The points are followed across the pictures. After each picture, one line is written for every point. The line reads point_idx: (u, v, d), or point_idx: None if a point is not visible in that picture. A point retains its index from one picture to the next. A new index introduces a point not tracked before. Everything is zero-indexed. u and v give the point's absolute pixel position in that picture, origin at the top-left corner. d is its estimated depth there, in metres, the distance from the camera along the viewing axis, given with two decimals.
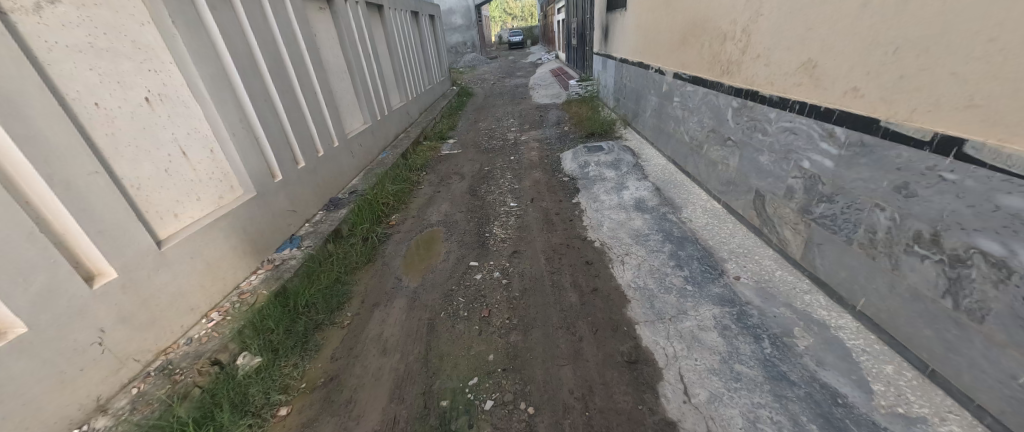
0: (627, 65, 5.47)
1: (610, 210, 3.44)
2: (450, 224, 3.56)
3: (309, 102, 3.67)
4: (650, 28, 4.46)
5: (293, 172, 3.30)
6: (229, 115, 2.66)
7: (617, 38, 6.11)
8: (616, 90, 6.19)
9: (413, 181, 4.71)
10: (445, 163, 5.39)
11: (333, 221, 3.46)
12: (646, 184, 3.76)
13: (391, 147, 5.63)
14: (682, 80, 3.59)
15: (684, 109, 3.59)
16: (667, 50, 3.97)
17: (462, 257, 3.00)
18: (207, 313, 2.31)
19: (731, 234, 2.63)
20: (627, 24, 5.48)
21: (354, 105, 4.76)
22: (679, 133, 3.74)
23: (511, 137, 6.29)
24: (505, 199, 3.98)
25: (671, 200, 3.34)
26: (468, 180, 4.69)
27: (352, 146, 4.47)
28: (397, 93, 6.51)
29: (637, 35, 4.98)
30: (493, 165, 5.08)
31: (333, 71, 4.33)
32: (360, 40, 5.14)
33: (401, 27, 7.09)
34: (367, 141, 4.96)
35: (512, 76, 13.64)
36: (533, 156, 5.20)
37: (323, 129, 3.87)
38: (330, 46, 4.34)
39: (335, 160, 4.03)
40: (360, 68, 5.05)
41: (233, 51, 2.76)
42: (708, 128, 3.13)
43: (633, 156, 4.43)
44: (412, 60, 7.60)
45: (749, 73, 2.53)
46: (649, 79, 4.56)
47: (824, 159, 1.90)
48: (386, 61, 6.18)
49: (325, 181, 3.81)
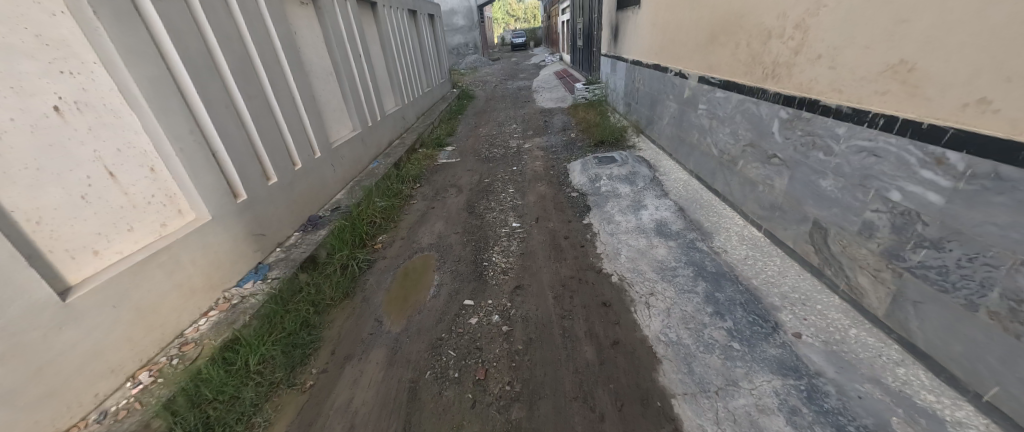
0: (640, 68, 5.02)
1: (627, 234, 2.98)
2: (444, 249, 3.12)
3: (285, 109, 3.24)
4: (669, 27, 4.01)
5: (262, 189, 2.86)
6: (178, 127, 2.22)
7: (629, 38, 5.67)
8: (626, 94, 5.75)
9: (403, 195, 4.26)
10: (441, 173, 4.94)
11: (309, 245, 3.02)
12: (667, 203, 3.30)
13: (383, 156, 5.18)
14: (710, 84, 3.14)
15: (711, 117, 3.14)
16: (691, 51, 3.52)
17: (456, 293, 2.54)
18: (135, 373, 1.87)
19: (780, 273, 2.17)
20: (641, 23, 5.03)
21: (340, 111, 4.32)
22: (705, 145, 3.29)
23: (513, 144, 5.83)
24: (507, 218, 3.52)
25: (700, 224, 2.88)
26: (466, 194, 4.24)
27: (337, 156, 4.02)
28: (392, 97, 6.07)
29: (653, 35, 4.53)
30: (494, 177, 4.64)
31: (316, 74, 3.90)
32: (349, 39, 4.69)
33: (397, 27, 6.66)
34: (356, 150, 4.51)
35: (514, 78, 13.20)
36: (537, 167, 4.75)
37: (302, 139, 3.43)
38: (313, 46, 3.90)
39: (316, 173, 3.58)
40: (349, 70, 4.62)
41: (185, 50, 2.33)
42: (744, 142, 2.68)
43: (650, 169, 3.97)
44: (410, 61, 7.15)
45: (804, 78, 2.08)
46: (667, 83, 4.11)
47: (927, 192, 1.46)
48: (379, 62, 5.73)
49: (303, 197, 3.37)
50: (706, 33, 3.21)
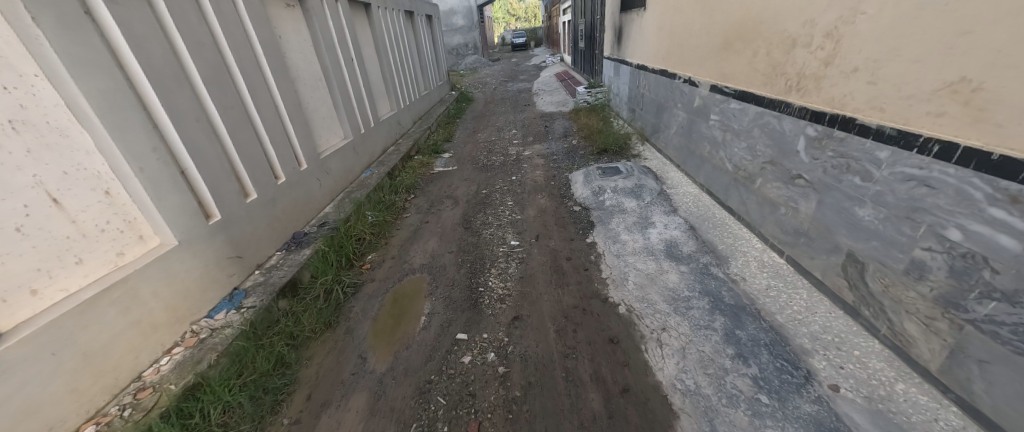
0: (646, 73, 4.80)
1: (635, 256, 2.76)
2: (437, 270, 2.90)
3: (266, 119, 3.02)
4: (677, 31, 3.78)
5: (239, 207, 2.64)
6: (137, 144, 2.01)
7: (633, 41, 5.45)
8: (630, 99, 5.54)
9: (396, 207, 4.05)
10: (437, 183, 4.73)
11: (290, 266, 2.79)
12: (677, 221, 3.08)
13: (377, 164, 4.96)
14: (723, 94, 2.92)
15: (725, 130, 2.93)
16: (702, 57, 3.29)
17: (448, 324, 2.32)
18: (81, 427, 1.67)
19: (808, 308, 1.95)
20: (646, 26, 4.79)
21: (330, 119, 4.10)
22: (718, 159, 3.07)
23: (513, 151, 5.62)
24: (505, 235, 3.30)
25: (713, 245, 2.66)
26: (462, 206, 4.02)
27: (326, 167, 3.81)
28: (387, 102, 5.85)
29: (659, 38, 4.31)
30: (492, 187, 4.41)
31: (303, 80, 3.68)
32: (340, 42, 4.47)
33: (392, 29, 6.44)
34: (346, 160, 4.30)
35: (515, 80, 12.97)
36: (537, 177, 4.53)
37: (286, 151, 3.21)
38: (299, 51, 3.69)
39: (302, 187, 3.36)
40: (339, 76, 4.39)
41: (148, 60, 2.12)
42: (763, 158, 2.46)
43: (657, 181, 3.75)
44: (406, 64, 6.93)
45: (836, 92, 1.86)
46: (675, 90, 3.89)
47: (998, 235, 1.25)
48: (373, 65, 5.51)
49: (288, 212, 3.15)
50: (719, 38, 2.98)
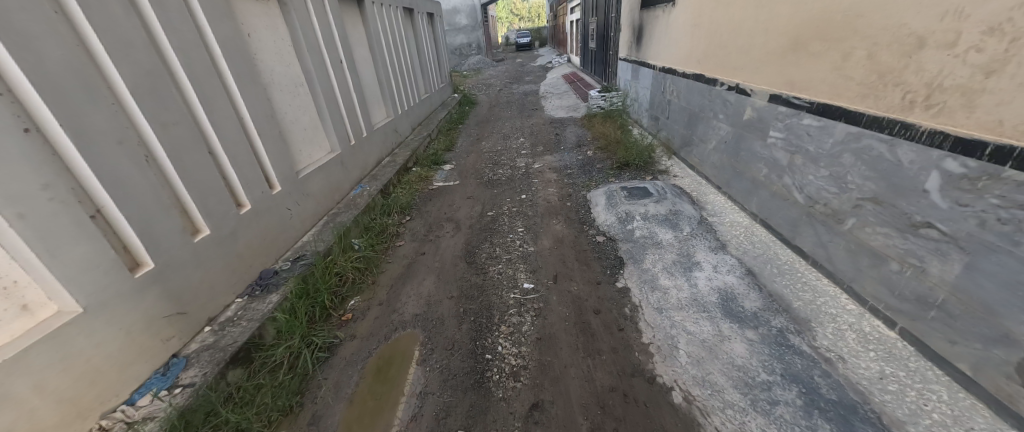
0: (674, 77, 4.23)
1: (681, 312, 2.19)
2: (433, 325, 2.33)
3: (227, 136, 2.48)
4: (720, 29, 3.21)
5: (185, 250, 2.10)
6: (18, 181, 1.47)
7: (656, 41, 4.88)
8: (653, 106, 4.97)
9: (387, 234, 3.49)
10: (437, 202, 4.17)
11: (250, 320, 2.23)
12: (729, 261, 2.50)
13: (369, 179, 4.41)
14: (790, 107, 2.35)
15: (792, 151, 2.36)
16: (756, 60, 2.73)
17: (446, 415, 1.76)
18: None
19: (957, 420, 1.39)
20: (675, 24, 4.22)
21: (311, 131, 3.56)
22: (779, 186, 2.50)
23: (521, 164, 5.05)
24: (516, 274, 2.74)
25: (785, 301, 2.08)
26: (465, 232, 3.47)
27: (305, 187, 3.26)
28: (382, 108, 5.30)
29: (693, 38, 3.73)
30: (499, 209, 3.85)
31: (277, 86, 3.13)
32: (326, 41, 3.91)
33: (389, 27, 5.88)
34: (331, 176, 3.75)
35: (521, 82, 12.39)
36: (550, 198, 3.97)
37: (253, 172, 2.66)
38: (274, 53, 3.14)
39: (274, 214, 2.82)
40: (325, 80, 3.85)
41: (39, 67, 1.57)
42: (858, 194, 1.89)
43: (694, 207, 3.18)
44: (404, 65, 6.37)
45: (1009, 114, 1.29)
46: (715, 99, 3.32)
47: None
48: (367, 67, 4.96)
49: (254, 247, 2.60)
50: (784, 37, 2.41)
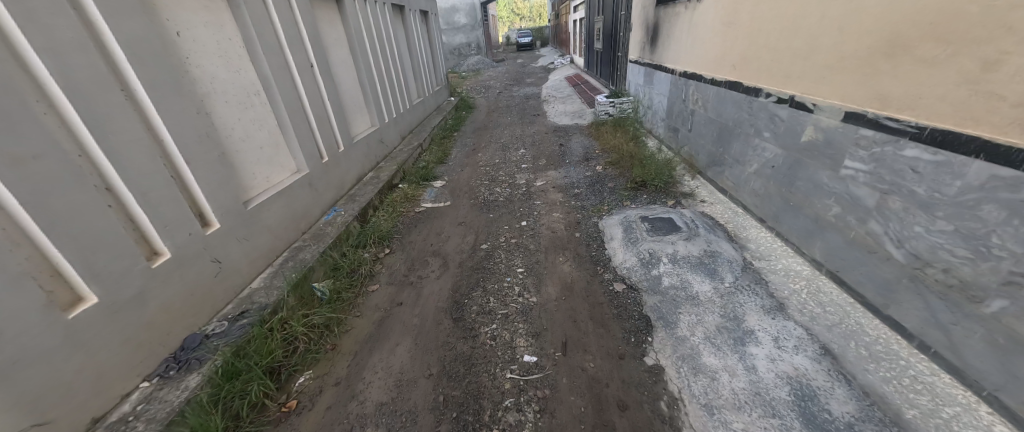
0: (700, 84, 3.64)
1: (739, 413, 1.59)
2: (401, 424, 1.73)
3: (134, 167, 1.89)
4: (767, 29, 2.63)
5: (52, 332, 1.52)
6: None
7: (676, 42, 4.30)
8: (672, 116, 4.39)
9: (358, 274, 2.89)
10: (423, 230, 3.57)
11: (151, 421, 1.64)
12: (794, 331, 1.89)
13: (346, 201, 3.82)
14: (882, 131, 1.77)
15: (883, 189, 1.78)
16: (821, 68, 2.14)
17: None
18: None
19: None
20: (701, 23, 3.63)
21: (269, 149, 2.98)
22: (858, 233, 1.91)
23: (522, 181, 4.46)
24: (514, 341, 2.15)
25: (891, 409, 1.49)
26: (453, 273, 2.87)
27: (257, 219, 2.68)
28: (365, 116, 4.71)
29: (728, 40, 3.15)
30: (495, 241, 3.25)
31: (219, 97, 2.55)
32: (293, 41, 3.33)
33: (376, 26, 5.30)
34: (296, 202, 3.17)
35: (523, 84, 11.79)
36: (556, 227, 3.38)
37: (179, 210, 2.08)
38: (216, 56, 2.57)
39: (208, 260, 2.23)
40: (292, 88, 3.27)
41: None
42: (1013, 266, 1.33)
43: (734, 246, 2.58)
44: (394, 68, 5.79)
45: None
46: (757, 113, 2.74)
47: None
48: (347, 70, 4.37)
49: (176, 307, 2.02)
50: (869, 37, 1.84)
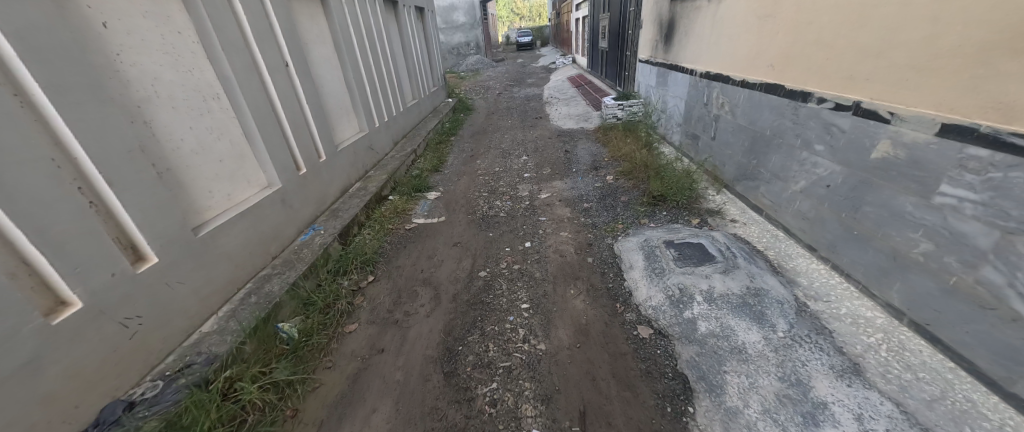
0: (727, 87, 3.23)
1: None
2: None
3: (28, 197, 1.48)
4: (820, 21, 2.20)
5: None
6: None
7: (695, 40, 3.88)
8: (692, 121, 3.98)
9: (334, 309, 2.45)
10: (412, 252, 3.13)
11: None
12: (881, 407, 1.46)
13: (327, 217, 3.40)
14: (1003, 153, 1.36)
15: (1005, 228, 1.37)
16: (902, 69, 1.72)
17: None
18: None
19: None
20: (729, 17, 3.22)
21: (230, 162, 2.55)
22: (963, 280, 1.50)
23: (525, 193, 4.03)
24: (519, 408, 1.72)
25: None
26: (445, 310, 2.43)
27: (212, 247, 2.25)
28: (352, 121, 4.28)
29: (765, 35, 2.72)
30: (495, 268, 2.82)
31: (163, 102, 2.13)
32: (265, 37, 2.90)
33: (364, 22, 4.86)
34: (266, 223, 2.74)
35: (523, 84, 11.37)
36: (564, 251, 2.95)
37: (98, 248, 1.67)
38: (160, 53, 2.15)
39: (138, 304, 1.81)
40: (262, 90, 2.84)
41: None
42: None
43: (781, 281, 2.15)
44: (385, 68, 5.36)
45: None
46: (806, 122, 2.31)
47: None
48: (331, 70, 3.94)
49: (91, 369, 1.60)
50: (984, 30, 1.42)
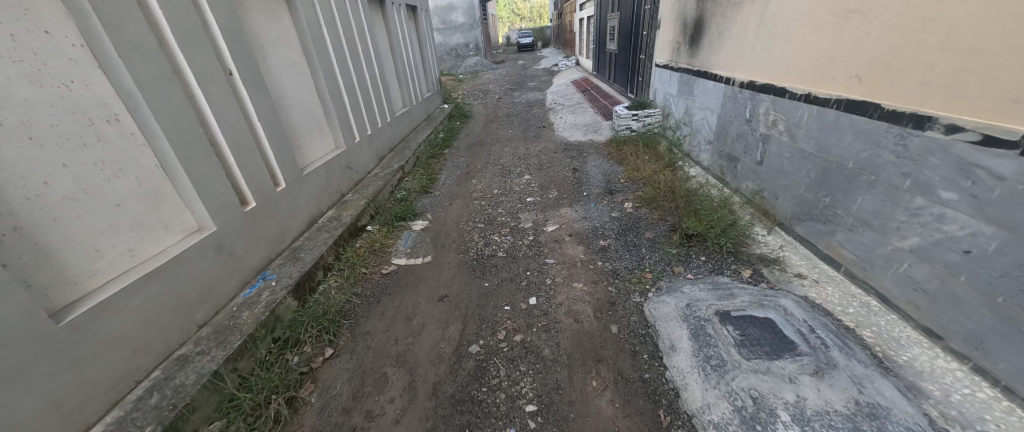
0: (782, 101, 2.59)
1: None
2: None
3: None
4: (953, 17, 1.55)
5: None
6: None
7: (732, 42, 3.24)
8: (728, 140, 3.34)
9: (265, 412, 1.79)
10: (386, 311, 2.47)
11: None
12: None
13: (286, 259, 2.75)
14: None
15: None
16: None
17: None
18: None
19: None
20: (784, 14, 2.58)
21: (135, 205, 1.91)
22: None
23: (528, 225, 3.37)
24: None
25: None
26: (420, 412, 1.77)
27: (92, 331, 1.61)
28: (325, 137, 3.63)
29: (847, 37, 2.07)
30: (490, 339, 2.15)
31: (13, 131, 1.50)
32: (195, 37, 2.25)
33: (344, 21, 4.21)
34: (193, 282, 2.09)
35: (524, 88, 10.72)
36: (581, 314, 2.28)
37: None
38: (10, 62, 1.51)
39: None
40: (190, 106, 2.18)
41: None
42: None
43: (900, 388, 1.50)
44: (369, 72, 4.70)
45: None
46: (923, 157, 1.67)
47: None
48: (296, 78, 3.29)
49: None
50: None
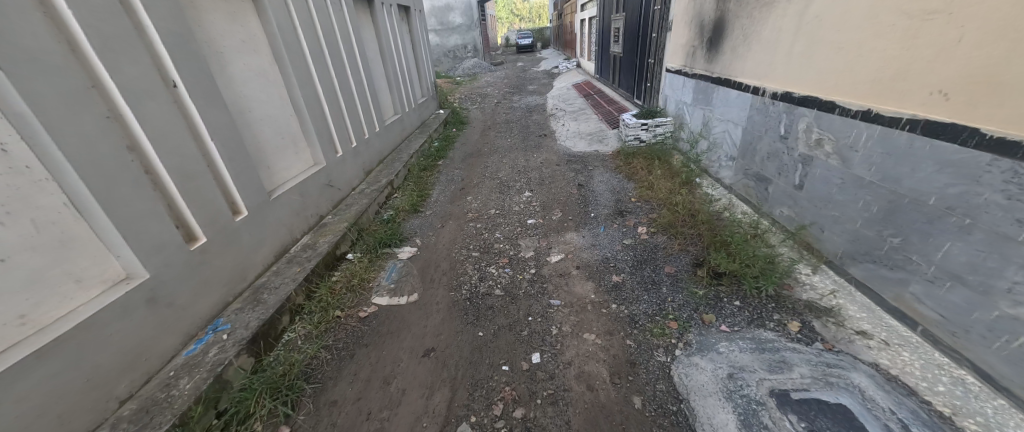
0: (830, 117, 2.19)
1: None
2: None
3: None
4: None
5: None
6: None
7: (761, 46, 2.84)
8: (757, 158, 2.94)
9: None
10: (359, 371, 2.05)
11: None
12: None
13: (247, 302, 2.34)
14: None
15: None
16: None
17: None
18: None
19: None
20: (831, 15, 2.17)
21: (27, 258, 1.51)
22: None
23: (529, 255, 2.95)
24: None
25: None
26: None
27: None
28: (300, 153, 3.22)
29: (926, 43, 1.66)
30: (484, 415, 1.74)
31: None
32: (122, 42, 1.84)
33: (325, 23, 3.80)
34: (117, 346, 1.69)
35: (524, 92, 10.31)
36: (595, 379, 1.86)
37: None
38: None
39: None
40: (112, 127, 1.76)
41: None
42: None
43: None
44: (355, 79, 4.29)
45: None
46: None
47: None
48: (263, 87, 2.88)
49: None
50: None
